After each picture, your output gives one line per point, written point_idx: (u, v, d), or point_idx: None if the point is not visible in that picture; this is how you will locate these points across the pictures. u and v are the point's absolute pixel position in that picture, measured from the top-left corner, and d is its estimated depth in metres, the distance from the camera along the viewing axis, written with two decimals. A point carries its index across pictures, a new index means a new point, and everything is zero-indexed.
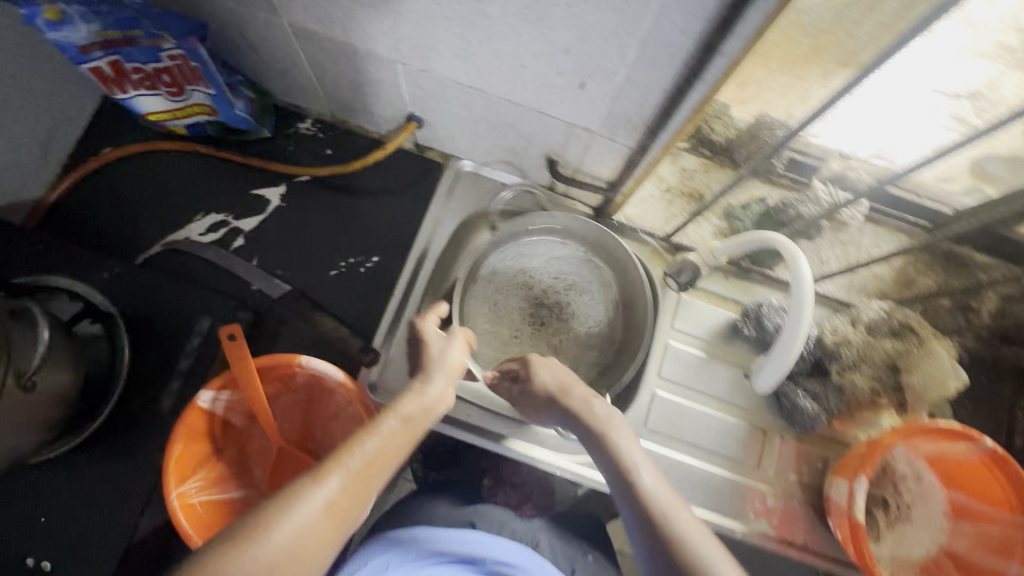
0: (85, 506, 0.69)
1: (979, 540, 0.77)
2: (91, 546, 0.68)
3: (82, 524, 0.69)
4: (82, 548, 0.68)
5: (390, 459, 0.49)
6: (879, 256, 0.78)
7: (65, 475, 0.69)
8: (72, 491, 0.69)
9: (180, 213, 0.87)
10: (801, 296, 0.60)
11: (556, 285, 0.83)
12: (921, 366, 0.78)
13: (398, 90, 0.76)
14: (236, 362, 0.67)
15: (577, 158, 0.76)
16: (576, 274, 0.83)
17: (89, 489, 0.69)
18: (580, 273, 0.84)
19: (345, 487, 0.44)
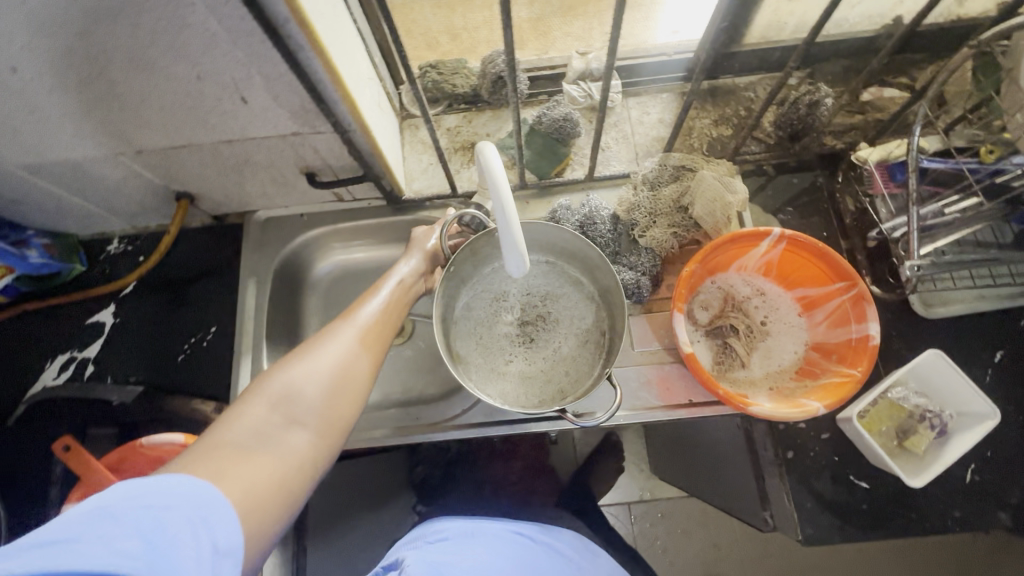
0: None
1: (831, 321, 0.78)
2: None
3: None
4: None
5: (393, 316, 0.70)
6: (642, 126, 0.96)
7: None
8: None
9: (30, 368, 0.92)
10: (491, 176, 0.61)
11: (532, 304, 0.89)
12: (699, 193, 0.81)
13: (146, 177, 0.83)
14: (81, 469, 0.72)
15: (320, 161, 0.82)
16: (546, 283, 0.90)
17: None
18: (549, 280, 0.90)
19: (366, 335, 0.63)
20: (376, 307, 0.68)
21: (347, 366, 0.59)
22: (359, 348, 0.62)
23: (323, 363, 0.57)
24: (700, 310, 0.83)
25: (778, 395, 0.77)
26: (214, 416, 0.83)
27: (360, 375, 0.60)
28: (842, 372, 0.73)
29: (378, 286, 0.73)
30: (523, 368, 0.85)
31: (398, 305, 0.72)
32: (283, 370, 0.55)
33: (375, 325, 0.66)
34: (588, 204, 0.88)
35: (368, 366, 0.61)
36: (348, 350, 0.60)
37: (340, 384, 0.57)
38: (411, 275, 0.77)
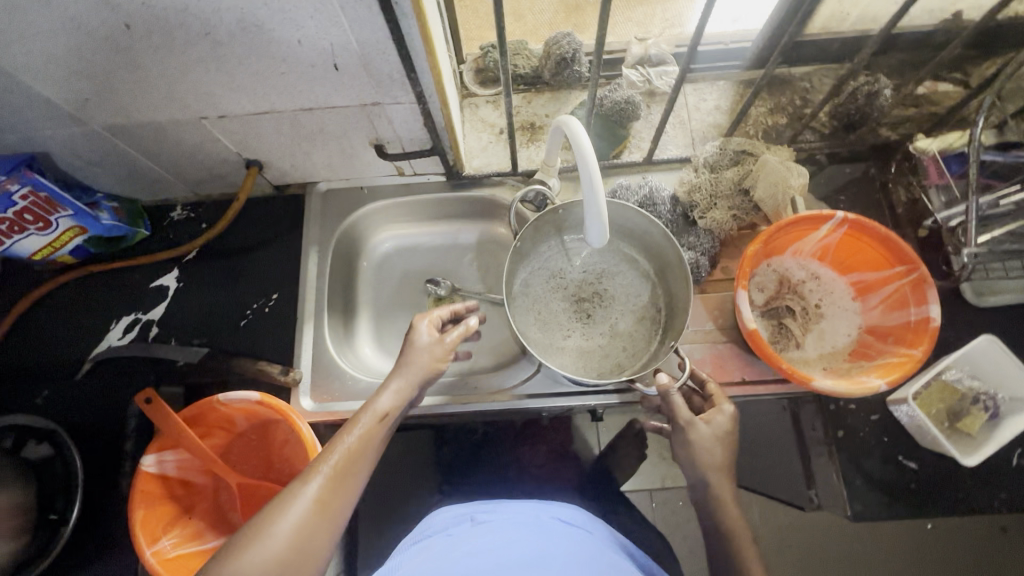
0: None
1: (886, 305, 0.80)
2: None
3: None
4: None
5: (363, 455, 0.60)
6: (698, 114, 0.98)
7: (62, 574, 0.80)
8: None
9: (96, 327, 0.94)
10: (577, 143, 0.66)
11: (589, 280, 0.91)
12: (761, 176, 0.84)
13: (221, 144, 0.84)
14: (160, 420, 0.74)
15: (392, 133, 0.84)
16: (602, 262, 0.92)
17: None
18: (606, 259, 0.92)
19: (325, 493, 0.56)
20: (340, 453, 0.59)
21: (295, 550, 0.52)
22: (312, 523, 0.54)
23: (268, 553, 0.50)
24: (757, 291, 0.85)
25: (834, 374, 0.79)
26: (280, 378, 0.86)
27: (315, 550, 0.53)
28: (901, 352, 0.75)
29: (352, 421, 0.63)
30: (580, 342, 0.88)
31: (372, 444, 0.62)
32: (224, 564, 0.49)
33: (336, 485, 0.57)
34: (648, 185, 0.90)
35: (319, 544, 0.54)
36: (301, 523, 0.53)
37: (291, 568, 0.51)
38: (393, 401, 0.65)
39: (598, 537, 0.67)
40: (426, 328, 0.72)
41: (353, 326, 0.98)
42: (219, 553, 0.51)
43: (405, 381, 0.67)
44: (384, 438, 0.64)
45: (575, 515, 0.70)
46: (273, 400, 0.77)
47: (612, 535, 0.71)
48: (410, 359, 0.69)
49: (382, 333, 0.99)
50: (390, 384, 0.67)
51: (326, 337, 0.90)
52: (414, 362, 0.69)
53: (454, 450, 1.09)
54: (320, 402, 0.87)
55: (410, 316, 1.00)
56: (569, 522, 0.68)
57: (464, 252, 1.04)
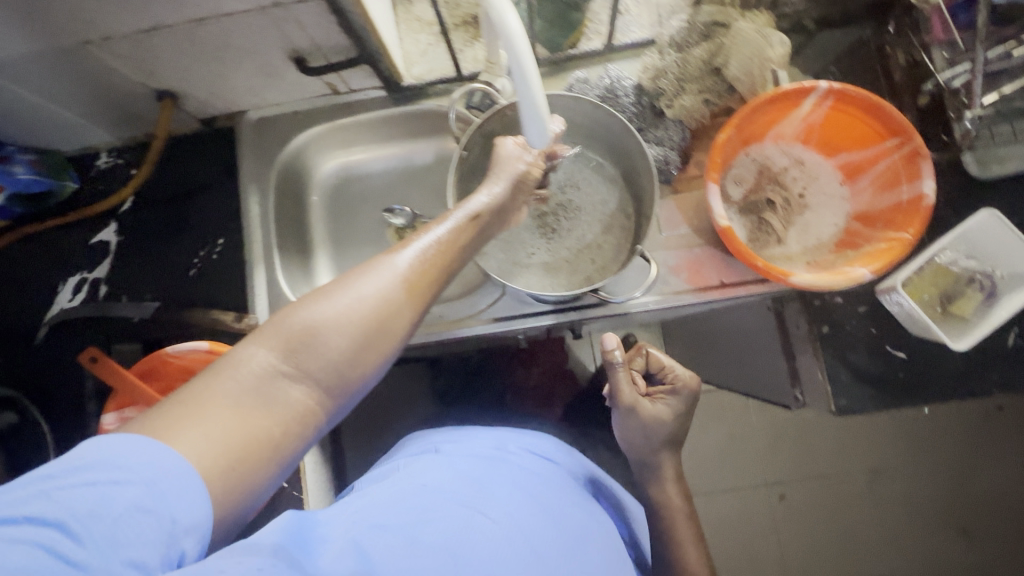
0: None
1: (878, 186, 0.72)
2: None
3: None
4: None
5: (458, 247, 0.53)
6: None
7: None
8: None
9: (45, 291, 0.91)
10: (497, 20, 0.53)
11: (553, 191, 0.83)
12: (734, 51, 0.73)
13: (121, 73, 0.75)
14: (112, 376, 0.72)
15: (308, 42, 0.74)
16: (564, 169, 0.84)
17: None
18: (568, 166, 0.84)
19: (427, 269, 0.49)
20: (431, 238, 0.51)
21: (391, 315, 0.45)
22: (400, 294, 0.46)
23: (358, 305, 0.44)
24: (734, 185, 0.78)
25: (817, 268, 0.73)
26: (236, 325, 0.82)
27: (398, 323, 0.46)
28: (890, 237, 0.68)
29: (446, 216, 0.55)
30: (546, 259, 0.82)
31: (458, 241, 0.54)
32: (305, 305, 0.43)
33: (432, 266, 0.49)
34: (608, 75, 0.79)
35: (403, 320, 0.46)
36: (388, 288, 0.45)
37: (373, 329, 0.44)
38: (486, 203, 0.59)
39: (564, 469, 0.62)
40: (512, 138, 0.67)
41: (312, 264, 0.93)
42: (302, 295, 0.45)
43: (500, 183, 0.62)
44: (472, 243, 0.56)
45: (545, 444, 0.64)
46: (223, 347, 0.74)
47: (580, 462, 0.67)
48: (497, 164, 0.65)
49: (343, 270, 0.95)
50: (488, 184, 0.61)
51: (280, 279, 0.86)
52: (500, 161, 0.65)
53: (435, 378, 1.09)
54: None
55: (370, 248, 0.95)
56: (539, 454, 0.62)
57: (421, 174, 0.97)
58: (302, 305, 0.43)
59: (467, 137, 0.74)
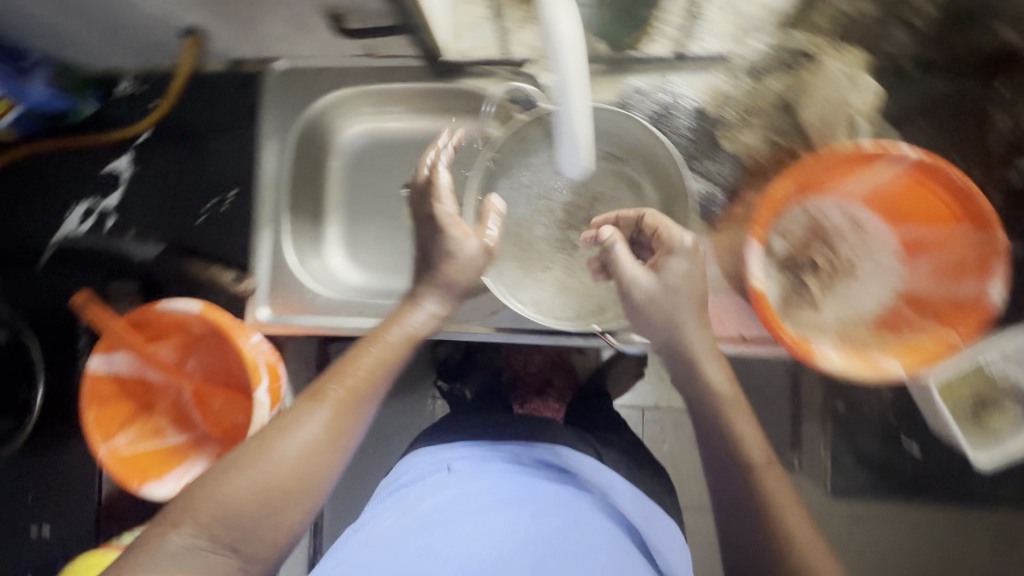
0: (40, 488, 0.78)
1: (937, 270, 0.66)
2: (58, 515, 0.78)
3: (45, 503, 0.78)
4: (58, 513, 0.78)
5: (374, 379, 0.61)
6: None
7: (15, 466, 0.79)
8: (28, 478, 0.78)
9: (55, 212, 0.89)
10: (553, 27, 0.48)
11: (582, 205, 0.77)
12: (815, 93, 0.66)
13: (145, 3, 0.69)
14: (103, 323, 0.72)
15: (347, 2, 0.67)
16: (599, 184, 0.76)
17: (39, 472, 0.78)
18: (604, 180, 0.76)
19: (337, 411, 0.58)
20: (348, 380, 0.60)
21: (309, 459, 0.55)
22: (314, 446, 0.56)
23: (277, 461, 0.54)
24: (779, 238, 0.71)
25: (847, 344, 0.67)
26: (234, 286, 0.81)
27: (317, 468, 0.56)
28: (937, 333, 0.63)
29: (371, 343, 0.63)
30: (562, 277, 0.77)
31: (386, 369, 0.62)
32: (218, 481, 0.53)
33: (350, 408, 0.58)
34: (670, 90, 0.73)
35: (324, 459, 0.57)
36: (303, 445, 0.55)
37: (290, 481, 0.54)
38: (422, 321, 0.65)
39: (586, 487, 0.70)
40: (458, 225, 0.66)
41: (320, 232, 0.89)
42: (220, 464, 0.55)
43: (431, 304, 0.66)
44: (402, 361, 0.63)
45: (563, 455, 0.74)
46: (214, 313, 0.73)
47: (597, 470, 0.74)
48: (452, 274, 0.65)
49: (350, 242, 0.90)
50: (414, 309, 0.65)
51: (286, 244, 0.83)
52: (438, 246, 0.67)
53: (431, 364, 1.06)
54: (278, 313, 0.82)
55: (383, 223, 0.90)
56: (552, 467, 0.72)
57: None
58: (222, 478, 0.53)
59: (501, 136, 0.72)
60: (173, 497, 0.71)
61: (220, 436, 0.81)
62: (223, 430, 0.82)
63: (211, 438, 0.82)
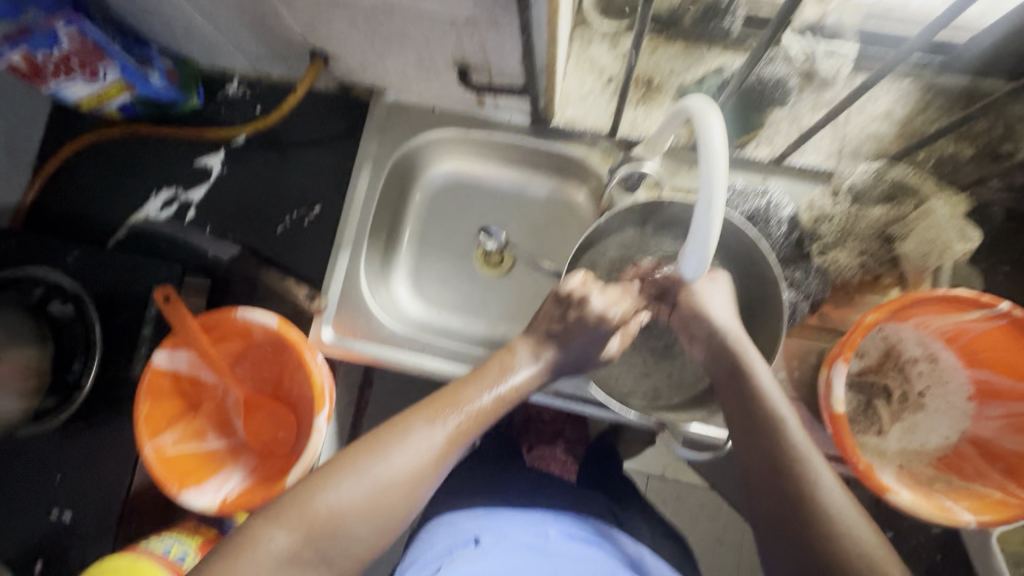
0: (70, 469, 0.77)
1: (1011, 424, 0.65)
2: (80, 501, 0.76)
3: (69, 487, 0.76)
4: (80, 500, 0.76)
5: (483, 419, 0.60)
6: (857, 118, 0.77)
7: (46, 442, 0.77)
8: (59, 456, 0.77)
9: (138, 194, 0.90)
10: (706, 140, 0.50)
11: None
12: (919, 230, 0.66)
13: (286, 24, 0.71)
14: (176, 321, 0.72)
15: (480, 58, 0.69)
16: None
17: (73, 452, 0.77)
18: None
19: (446, 440, 0.57)
20: (459, 411, 0.58)
21: (410, 485, 0.54)
22: (416, 472, 0.54)
23: (379, 479, 0.53)
24: (856, 357, 0.73)
25: (909, 477, 0.67)
26: (306, 303, 0.80)
27: (413, 493, 0.54)
28: (1007, 490, 0.62)
29: (486, 377, 0.62)
30: (630, 353, 0.78)
31: (495, 412, 0.61)
32: (322, 486, 0.52)
33: (455, 439, 0.57)
34: (767, 195, 0.73)
35: (421, 489, 0.55)
36: (406, 467, 0.54)
37: (387, 501, 0.53)
38: (528, 373, 0.64)
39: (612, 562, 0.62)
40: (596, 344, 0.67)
41: (393, 260, 0.91)
42: (326, 466, 0.54)
43: (535, 348, 0.66)
44: (510, 406, 0.62)
45: (588, 529, 0.67)
46: (291, 330, 0.73)
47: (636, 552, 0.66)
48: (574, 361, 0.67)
49: (420, 276, 0.91)
50: (520, 351, 0.65)
51: (361, 269, 0.84)
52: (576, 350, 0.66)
53: None
54: (341, 336, 0.82)
55: (455, 264, 0.91)
56: (579, 539, 0.65)
57: (529, 208, 0.91)
58: (322, 484, 0.52)
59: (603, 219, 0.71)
60: (210, 510, 0.70)
61: (258, 450, 0.80)
62: (262, 443, 0.81)
63: (249, 450, 0.80)
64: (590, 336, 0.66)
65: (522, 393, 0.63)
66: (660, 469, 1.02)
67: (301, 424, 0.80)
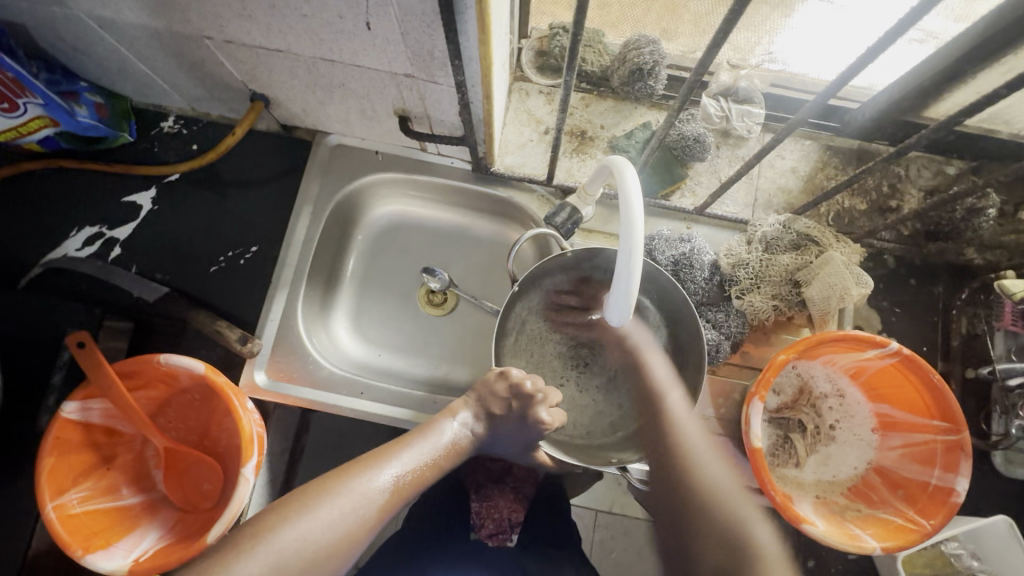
0: None
1: (908, 453, 0.71)
2: None
3: None
4: None
5: (414, 485, 0.62)
6: (768, 172, 0.86)
7: None
8: None
9: (55, 230, 0.85)
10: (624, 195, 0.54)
11: None
12: (820, 276, 0.73)
13: (226, 69, 0.71)
14: (91, 368, 0.68)
15: (421, 110, 0.72)
16: None
17: None
18: None
19: (375, 506, 0.58)
20: (390, 474, 0.60)
21: (331, 547, 0.54)
22: (337, 537, 0.55)
23: (306, 538, 0.53)
24: (773, 394, 0.78)
25: (823, 507, 0.71)
26: (237, 347, 0.77)
27: (334, 559, 0.54)
28: (906, 515, 0.67)
29: (420, 440, 0.64)
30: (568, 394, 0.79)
31: (426, 476, 0.63)
32: (239, 555, 0.51)
33: (385, 505, 0.58)
34: (691, 243, 0.78)
35: (344, 552, 0.55)
36: (327, 531, 0.54)
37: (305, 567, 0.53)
38: (461, 436, 0.67)
39: None
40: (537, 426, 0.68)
41: (332, 301, 0.90)
42: (247, 530, 0.53)
43: (475, 413, 0.69)
44: (442, 470, 0.65)
45: None
46: (218, 376, 0.70)
47: None
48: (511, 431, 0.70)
49: (360, 316, 0.91)
50: (459, 412, 0.68)
51: (298, 311, 0.82)
52: (510, 437, 0.72)
53: None
54: (274, 379, 0.79)
55: (396, 304, 0.91)
56: None
57: (471, 249, 0.93)
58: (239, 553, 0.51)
59: (524, 276, 0.72)
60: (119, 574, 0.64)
61: (179, 505, 0.75)
62: (184, 498, 0.76)
63: (169, 505, 0.75)
64: (519, 433, 0.70)
65: (456, 457, 0.66)
66: (605, 507, 1.03)
67: (228, 474, 0.76)
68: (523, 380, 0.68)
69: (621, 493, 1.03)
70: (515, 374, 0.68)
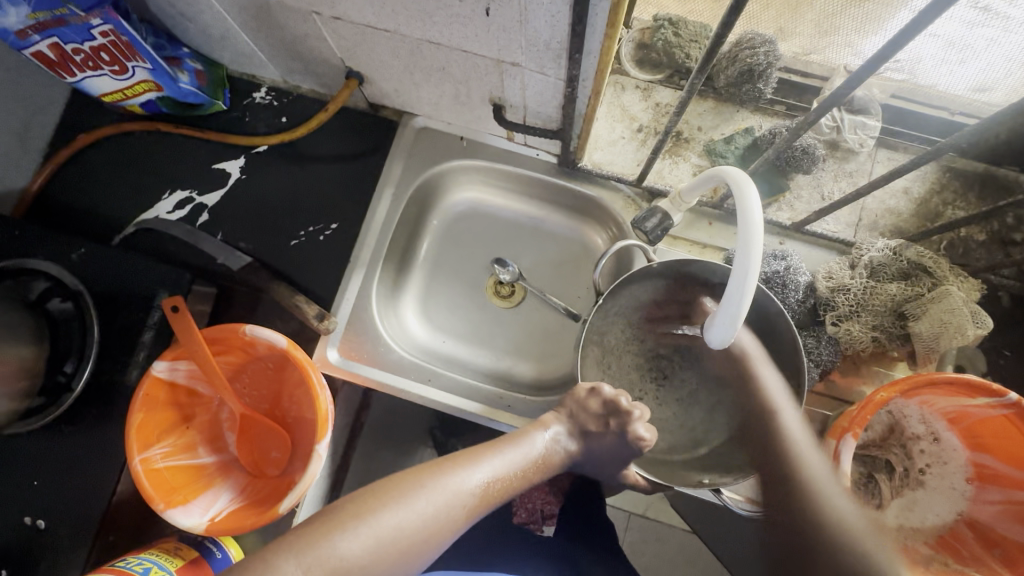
0: (46, 479, 0.73)
1: (1009, 510, 0.64)
2: (56, 510, 0.73)
3: (46, 496, 0.73)
4: (56, 510, 0.73)
5: (502, 494, 0.61)
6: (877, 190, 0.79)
7: (30, 443, 0.74)
8: (39, 460, 0.74)
9: (149, 191, 0.88)
10: (744, 213, 0.51)
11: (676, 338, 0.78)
12: (931, 312, 0.67)
13: (326, 44, 0.71)
14: (182, 332, 0.70)
15: (519, 100, 0.69)
16: None
17: (53, 457, 0.74)
18: None
19: (465, 508, 0.58)
20: (483, 477, 0.60)
21: (419, 539, 0.54)
22: (426, 531, 0.55)
23: (400, 528, 0.54)
24: None
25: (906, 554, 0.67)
26: (314, 323, 0.78)
27: (420, 552, 0.54)
28: None
29: (512, 447, 0.63)
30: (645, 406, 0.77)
31: (515, 486, 0.62)
32: (337, 533, 0.52)
33: (473, 508, 0.58)
34: (786, 260, 0.73)
35: (429, 547, 0.55)
36: (418, 523, 0.54)
37: (393, 554, 0.53)
38: (553, 450, 0.66)
39: None
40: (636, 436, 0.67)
41: (403, 284, 0.90)
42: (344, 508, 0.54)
43: (568, 429, 0.67)
44: (530, 483, 0.64)
45: None
46: (297, 351, 0.71)
47: None
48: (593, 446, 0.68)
49: (429, 301, 0.90)
50: (552, 425, 0.67)
51: (372, 291, 0.83)
52: (604, 457, 0.69)
53: None
54: (345, 358, 0.80)
55: (464, 292, 0.90)
56: None
57: (546, 244, 0.91)
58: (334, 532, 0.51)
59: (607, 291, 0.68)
60: (195, 530, 0.68)
61: (250, 470, 0.77)
62: (255, 464, 0.78)
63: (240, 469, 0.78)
64: (613, 453, 0.68)
65: (545, 470, 0.65)
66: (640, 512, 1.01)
67: (297, 447, 0.77)
68: (619, 396, 0.67)
69: (660, 500, 1.01)
70: (609, 391, 0.67)
